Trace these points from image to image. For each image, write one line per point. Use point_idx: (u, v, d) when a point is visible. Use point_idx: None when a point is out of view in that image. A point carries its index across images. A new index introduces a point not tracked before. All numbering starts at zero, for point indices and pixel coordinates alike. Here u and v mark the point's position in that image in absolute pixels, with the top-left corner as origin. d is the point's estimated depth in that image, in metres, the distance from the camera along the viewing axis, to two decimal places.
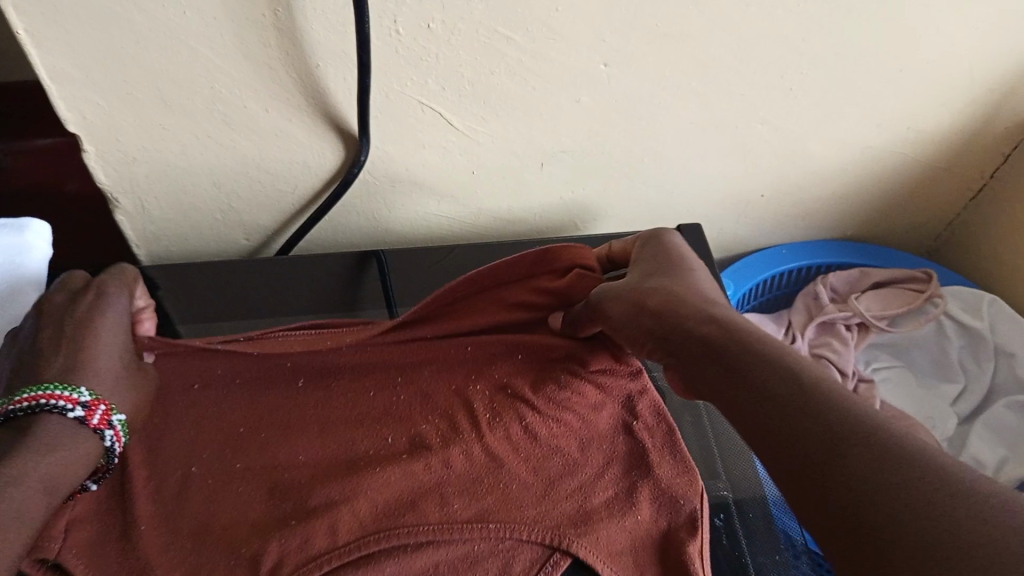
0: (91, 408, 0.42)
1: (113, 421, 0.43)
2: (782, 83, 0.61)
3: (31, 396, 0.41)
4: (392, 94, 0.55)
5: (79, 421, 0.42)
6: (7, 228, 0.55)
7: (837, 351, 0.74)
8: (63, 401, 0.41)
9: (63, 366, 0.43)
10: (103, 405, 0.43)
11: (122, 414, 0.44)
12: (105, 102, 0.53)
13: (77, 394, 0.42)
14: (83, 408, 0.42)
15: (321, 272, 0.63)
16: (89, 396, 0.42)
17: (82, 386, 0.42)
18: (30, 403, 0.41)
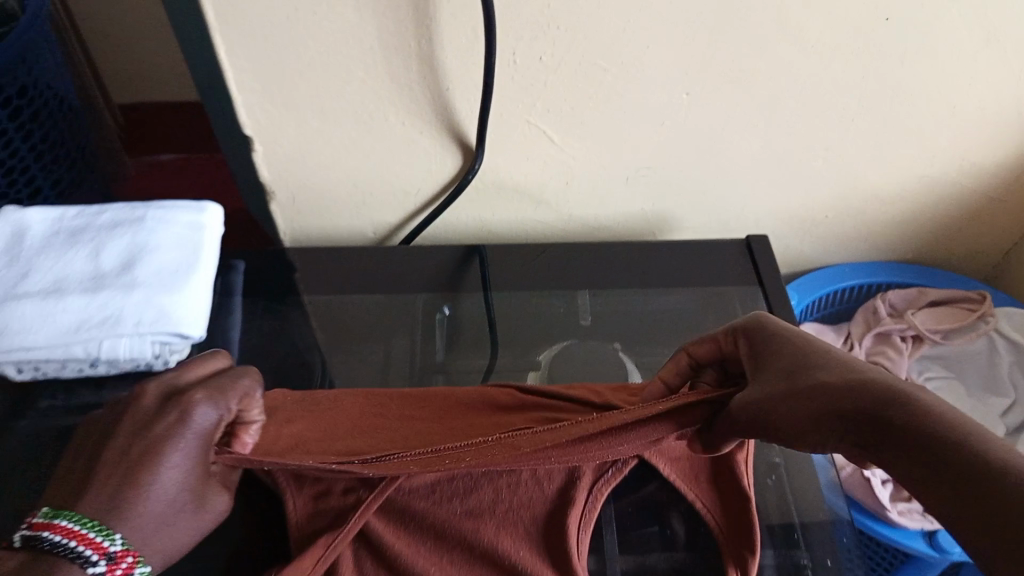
0: (117, 559, 0.42)
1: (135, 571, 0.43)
2: (844, 117, 0.68)
3: (68, 530, 0.41)
4: (505, 114, 0.66)
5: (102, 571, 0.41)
6: (190, 208, 0.67)
7: (891, 359, 0.82)
8: (92, 549, 0.41)
9: (107, 504, 0.43)
10: (130, 558, 0.43)
11: (147, 565, 0.44)
12: (278, 111, 0.65)
13: (110, 542, 0.42)
14: (109, 559, 0.42)
15: (432, 261, 0.74)
16: (120, 546, 0.42)
17: (117, 534, 0.42)
18: (62, 537, 0.41)
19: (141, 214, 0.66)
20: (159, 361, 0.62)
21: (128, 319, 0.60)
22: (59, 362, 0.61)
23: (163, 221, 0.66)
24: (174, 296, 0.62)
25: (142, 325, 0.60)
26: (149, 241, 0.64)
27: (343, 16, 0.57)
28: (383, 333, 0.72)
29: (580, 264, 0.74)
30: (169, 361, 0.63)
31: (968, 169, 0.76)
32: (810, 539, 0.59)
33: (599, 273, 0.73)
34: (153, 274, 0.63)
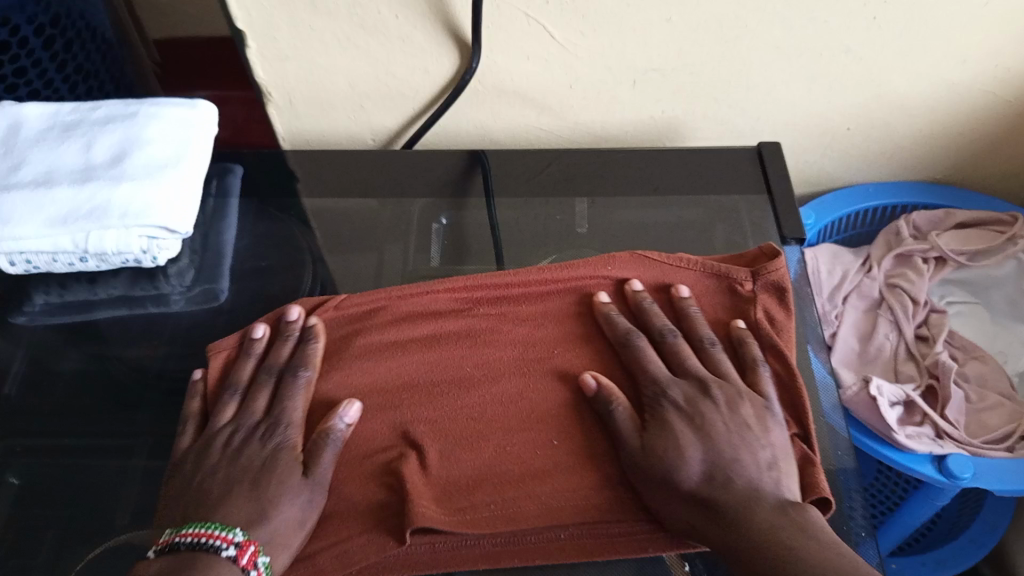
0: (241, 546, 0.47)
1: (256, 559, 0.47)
2: (864, 12, 0.64)
3: (196, 532, 0.47)
4: (501, 7, 0.63)
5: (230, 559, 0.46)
6: (182, 104, 0.66)
7: (911, 282, 0.77)
8: (218, 540, 0.46)
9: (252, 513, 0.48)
10: (252, 545, 0.47)
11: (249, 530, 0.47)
12: (265, 3, 0.63)
13: (232, 534, 0.47)
14: (236, 546, 0.47)
15: (435, 168, 0.73)
16: (242, 536, 0.47)
17: (237, 527, 0.47)
18: (194, 538, 0.46)
19: (135, 109, 0.65)
20: (149, 257, 0.62)
21: (114, 210, 0.59)
22: (50, 254, 0.60)
23: (155, 115, 0.65)
24: (160, 189, 0.61)
25: (126, 216, 0.59)
26: (139, 134, 0.63)
27: None
28: (375, 239, 0.69)
29: (579, 175, 0.72)
30: (157, 258, 0.63)
31: (1002, 73, 0.71)
32: None
33: (602, 183, 0.71)
34: (141, 166, 0.62)
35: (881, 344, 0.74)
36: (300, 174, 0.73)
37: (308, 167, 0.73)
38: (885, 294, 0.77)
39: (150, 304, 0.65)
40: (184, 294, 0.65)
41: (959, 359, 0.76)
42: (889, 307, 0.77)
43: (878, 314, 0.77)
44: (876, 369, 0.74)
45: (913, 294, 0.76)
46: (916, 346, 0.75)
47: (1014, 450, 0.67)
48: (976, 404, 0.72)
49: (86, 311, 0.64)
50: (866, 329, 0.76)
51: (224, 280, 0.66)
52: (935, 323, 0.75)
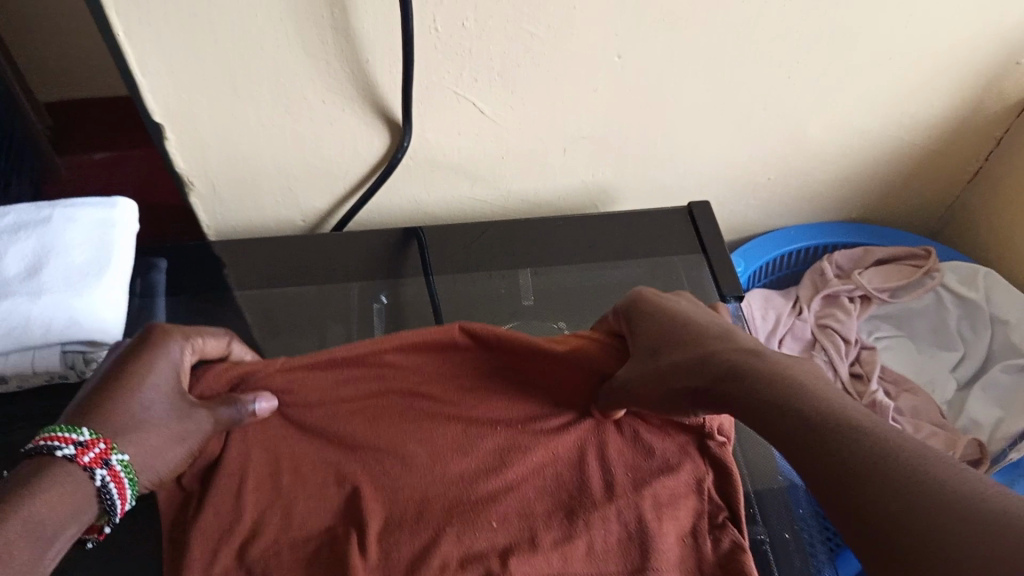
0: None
1: (109, 460, 0.44)
2: (780, 72, 0.67)
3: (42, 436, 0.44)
4: (432, 86, 0.63)
5: (70, 457, 0.43)
6: (100, 204, 0.63)
7: (841, 321, 0.81)
8: (60, 441, 0.43)
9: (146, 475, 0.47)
10: (100, 444, 0.44)
11: (124, 453, 0.45)
12: (186, 94, 0.61)
13: (76, 433, 0.44)
14: (77, 445, 0.44)
15: (371, 247, 0.72)
16: (87, 435, 0.44)
17: (84, 427, 0.44)
18: (38, 442, 0.44)
19: (48, 212, 0.62)
20: (74, 373, 0.58)
21: (34, 328, 0.55)
22: None
23: (71, 217, 0.61)
24: (85, 300, 0.57)
25: (50, 333, 0.56)
26: (56, 241, 0.60)
27: None
28: (314, 326, 0.68)
29: (517, 245, 0.72)
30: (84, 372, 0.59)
31: (906, 119, 0.75)
32: (767, 513, 0.57)
33: (540, 252, 0.71)
34: (62, 276, 0.58)
35: None
36: (232, 265, 0.71)
37: (240, 257, 0.71)
38: (818, 335, 0.81)
39: None
40: None
41: (892, 392, 0.79)
42: (823, 347, 0.80)
43: (814, 355, 0.80)
44: None
45: (844, 334, 0.80)
46: (852, 384, 0.78)
47: None
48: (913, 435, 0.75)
49: None
50: None
51: None
52: (867, 360, 0.79)
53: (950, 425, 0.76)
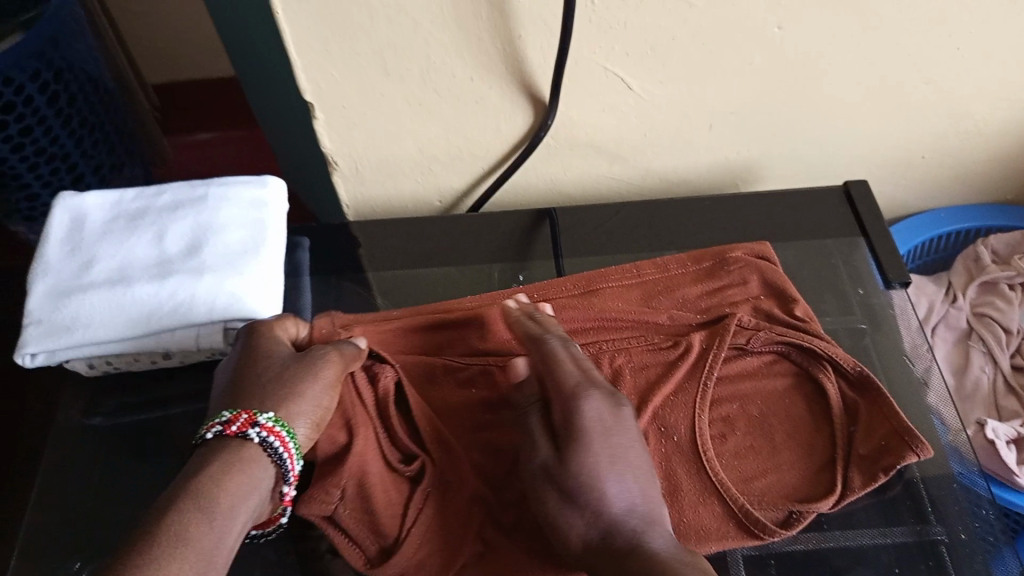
0: (231, 420, 0.47)
1: (260, 423, 0.47)
2: (950, 43, 0.63)
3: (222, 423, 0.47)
4: (580, 61, 0.61)
5: (239, 436, 0.47)
6: (251, 183, 0.64)
7: (1000, 310, 0.76)
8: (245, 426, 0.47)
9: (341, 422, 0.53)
10: (250, 417, 0.47)
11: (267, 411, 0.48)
12: (336, 73, 0.60)
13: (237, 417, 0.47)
14: (250, 426, 0.47)
15: (513, 230, 0.72)
16: (252, 415, 0.47)
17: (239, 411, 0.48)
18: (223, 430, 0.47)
19: (203, 191, 0.63)
20: (234, 349, 0.59)
21: (198, 306, 0.56)
22: (132, 355, 0.58)
23: (226, 197, 0.62)
24: (243, 279, 0.58)
25: (212, 311, 0.56)
26: (212, 220, 0.61)
27: None
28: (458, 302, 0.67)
29: (659, 229, 0.70)
30: None
31: None
32: (945, 514, 0.53)
33: (683, 235, 0.70)
34: (221, 255, 0.59)
35: (978, 377, 0.73)
36: (380, 245, 0.71)
37: (385, 238, 0.71)
38: (974, 324, 0.77)
39: None
40: None
41: None
42: (980, 338, 0.76)
43: (970, 345, 0.76)
44: (976, 407, 0.72)
45: (1004, 323, 0.75)
46: (1014, 377, 0.73)
47: None
48: None
49: (165, 406, 0.60)
50: (960, 361, 0.75)
51: None
52: None
53: None
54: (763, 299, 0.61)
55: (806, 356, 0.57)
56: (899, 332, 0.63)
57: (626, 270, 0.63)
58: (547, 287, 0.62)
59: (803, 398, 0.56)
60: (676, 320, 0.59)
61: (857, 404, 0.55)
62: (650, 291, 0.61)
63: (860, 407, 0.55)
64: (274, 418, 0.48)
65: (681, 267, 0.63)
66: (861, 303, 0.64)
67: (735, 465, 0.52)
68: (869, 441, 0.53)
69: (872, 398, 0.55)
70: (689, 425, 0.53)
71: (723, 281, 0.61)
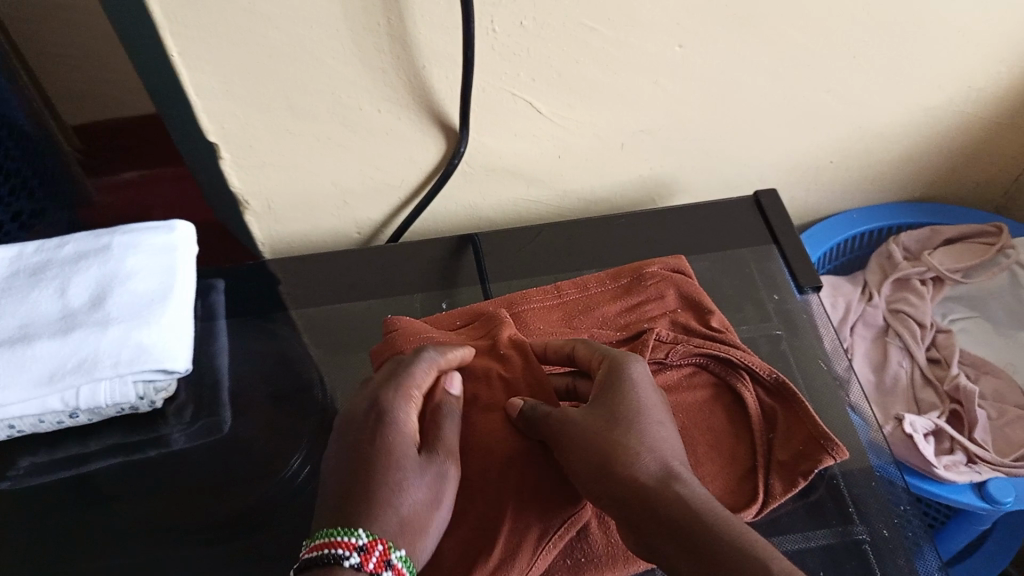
0: (367, 552, 0.43)
1: (390, 560, 0.44)
2: (847, 53, 0.64)
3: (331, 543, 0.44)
4: (488, 89, 0.61)
5: (354, 566, 0.43)
6: (158, 229, 0.62)
7: (914, 305, 0.79)
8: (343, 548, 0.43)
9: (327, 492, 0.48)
10: (378, 546, 0.44)
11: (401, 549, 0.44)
12: (241, 114, 0.59)
13: (355, 537, 0.44)
14: (359, 551, 0.43)
15: (432, 258, 0.71)
16: (365, 538, 0.44)
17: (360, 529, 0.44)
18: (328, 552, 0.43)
19: (107, 240, 0.61)
20: (146, 402, 0.57)
21: (105, 360, 0.54)
22: (35, 418, 0.55)
23: (131, 245, 0.60)
24: (151, 329, 0.56)
25: (120, 365, 0.54)
26: (118, 270, 0.59)
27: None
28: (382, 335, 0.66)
29: (579, 248, 0.71)
30: (155, 401, 0.58)
31: (975, 94, 0.72)
32: (866, 511, 0.54)
33: (602, 253, 0.70)
34: (127, 305, 0.57)
35: (897, 372, 0.76)
36: (295, 281, 0.70)
37: (302, 274, 0.70)
38: (890, 320, 0.79)
39: (152, 447, 0.59)
40: (184, 431, 0.60)
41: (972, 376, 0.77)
42: (897, 333, 0.78)
43: (887, 341, 0.78)
44: (897, 401, 0.74)
45: (919, 318, 0.78)
46: (930, 370, 0.76)
47: None
48: (998, 420, 0.72)
49: (77, 465, 0.58)
50: (879, 357, 0.77)
51: (226, 410, 0.62)
52: (944, 344, 0.77)
53: None
54: (680, 312, 0.61)
55: (725, 367, 0.57)
56: (815, 334, 0.64)
57: (548, 291, 0.63)
58: (468, 311, 0.62)
59: (723, 409, 0.56)
60: (595, 339, 0.59)
61: (774, 411, 0.56)
62: (570, 312, 0.62)
63: (777, 414, 0.56)
64: (404, 558, 0.44)
65: (599, 286, 0.63)
66: (778, 309, 0.66)
67: None
68: (787, 448, 0.54)
69: (790, 405, 0.55)
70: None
71: (640, 297, 0.62)
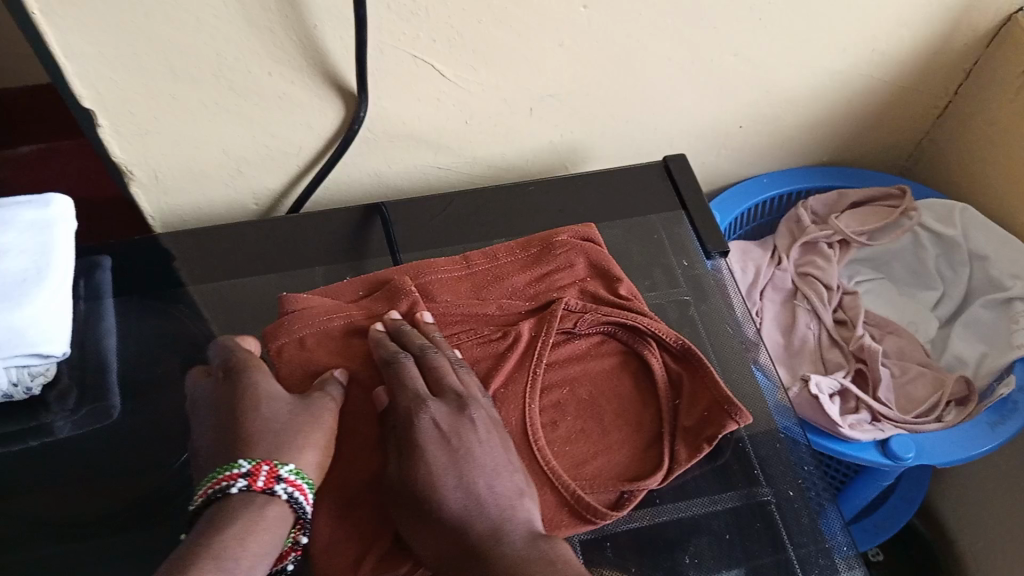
0: (254, 473, 0.46)
1: (281, 474, 0.46)
2: (751, 15, 0.64)
3: (206, 485, 0.46)
4: (385, 50, 0.58)
5: (246, 489, 0.45)
6: (32, 203, 0.57)
7: (821, 268, 0.80)
8: (229, 479, 0.45)
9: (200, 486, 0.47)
10: (264, 465, 0.46)
11: (290, 463, 0.47)
12: (115, 77, 0.55)
13: (237, 468, 0.46)
14: (245, 476, 0.46)
15: (336, 229, 0.68)
16: (248, 466, 0.46)
17: (241, 459, 0.46)
18: (206, 492, 0.46)
19: None
20: (20, 389, 0.53)
21: None
22: None
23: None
24: (23, 311, 0.52)
25: None
26: None
27: None
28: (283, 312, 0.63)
29: (489, 217, 0.69)
30: (32, 387, 0.54)
31: (877, 57, 0.73)
32: (772, 473, 0.54)
33: (512, 222, 0.69)
34: None
35: (804, 335, 0.77)
36: (188, 255, 0.66)
37: (195, 248, 0.67)
38: (799, 284, 0.80)
39: (33, 437, 0.55)
40: (69, 419, 0.56)
41: (877, 335, 0.80)
42: (805, 296, 0.79)
43: (796, 304, 0.79)
44: (804, 362, 0.76)
45: (826, 281, 0.79)
46: (837, 331, 0.77)
47: (943, 419, 0.70)
48: (901, 378, 0.75)
49: None
50: (788, 321, 0.79)
51: (115, 395, 0.58)
52: (850, 305, 0.79)
53: (934, 363, 0.76)
54: (590, 280, 0.60)
55: (632, 335, 0.57)
56: (725, 299, 0.64)
57: (455, 260, 0.61)
58: (372, 280, 0.60)
59: (630, 376, 0.56)
60: (505, 310, 0.57)
61: (681, 377, 0.55)
62: (478, 282, 0.59)
63: (683, 380, 0.55)
64: (296, 470, 0.46)
65: (509, 254, 0.62)
66: (687, 275, 0.66)
67: (565, 452, 0.51)
68: (692, 415, 0.54)
69: (695, 369, 0.55)
70: (518, 417, 0.52)
71: (550, 266, 0.60)
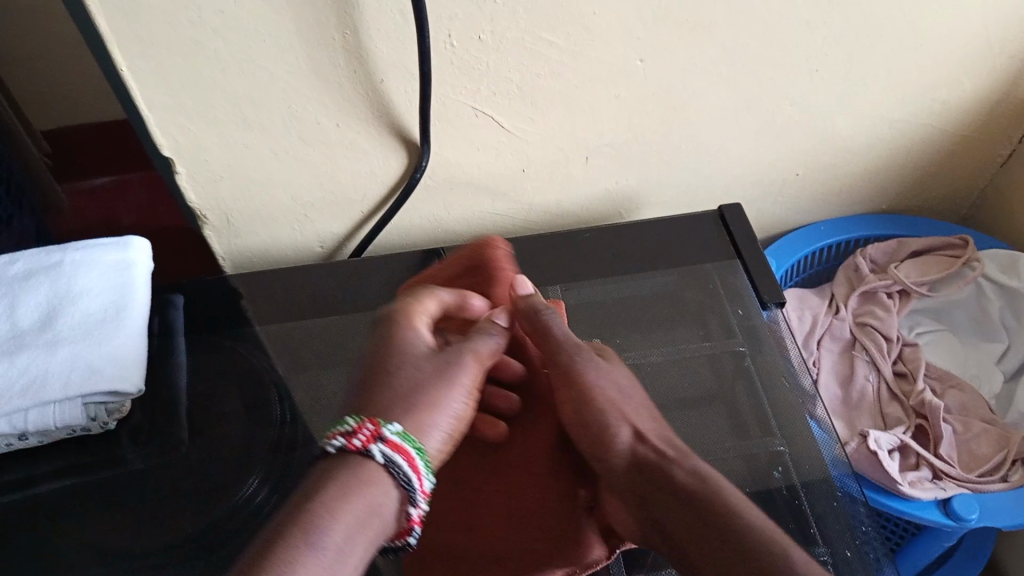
0: (355, 432, 0.46)
1: (382, 435, 0.47)
2: (808, 66, 0.64)
3: (345, 430, 0.47)
4: (447, 102, 0.60)
5: (342, 448, 0.46)
6: (114, 245, 0.61)
7: (880, 319, 0.79)
8: (342, 436, 0.46)
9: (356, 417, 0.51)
10: (367, 426, 0.47)
11: (393, 425, 0.48)
12: (193, 127, 0.58)
13: (345, 426, 0.47)
14: (345, 436, 0.46)
15: (395, 272, 0.70)
16: (353, 425, 0.47)
17: (350, 419, 0.48)
18: (341, 439, 0.46)
19: (59, 257, 0.59)
20: (98, 425, 0.55)
21: (55, 381, 0.53)
22: None
23: (84, 261, 0.59)
24: (103, 349, 0.55)
25: (70, 385, 0.53)
26: (70, 287, 0.58)
27: (254, 11, 0.51)
28: (344, 354, 0.65)
29: (544, 262, 0.70)
30: (109, 422, 0.56)
31: (938, 107, 0.72)
32: (828, 531, 0.54)
33: (566, 267, 0.70)
34: (79, 324, 0.56)
35: (863, 387, 0.76)
36: (257, 296, 0.69)
37: (262, 289, 0.69)
38: (858, 334, 0.79)
39: (105, 469, 0.57)
40: (139, 451, 0.58)
41: (939, 390, 0.77)
42: (863, 347, 0.78)
43: (855, 354, 0.78)
44: (863, 415, 0.75)
45: (885, 331, 0.78)
46: (896, 384, 0.76)
47: (1009, 479, 0.67)
48: (963, 435, 0.73)
49: (25, 488, 0.56)
50: (846, 371, 0.78)
51: (184, 429, 0.60)
52: (910, 357, 0.77)
53: (999, 420, 0.74)
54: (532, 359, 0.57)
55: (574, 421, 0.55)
56: (781, 350, 0.64)
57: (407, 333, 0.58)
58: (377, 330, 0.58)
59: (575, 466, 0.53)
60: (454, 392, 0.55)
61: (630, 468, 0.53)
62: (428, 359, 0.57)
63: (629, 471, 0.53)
64: (398, 431, 0.48)
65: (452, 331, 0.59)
66: (741, 325, 0.65)
67: None
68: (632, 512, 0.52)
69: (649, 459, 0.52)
70: None
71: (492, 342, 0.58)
